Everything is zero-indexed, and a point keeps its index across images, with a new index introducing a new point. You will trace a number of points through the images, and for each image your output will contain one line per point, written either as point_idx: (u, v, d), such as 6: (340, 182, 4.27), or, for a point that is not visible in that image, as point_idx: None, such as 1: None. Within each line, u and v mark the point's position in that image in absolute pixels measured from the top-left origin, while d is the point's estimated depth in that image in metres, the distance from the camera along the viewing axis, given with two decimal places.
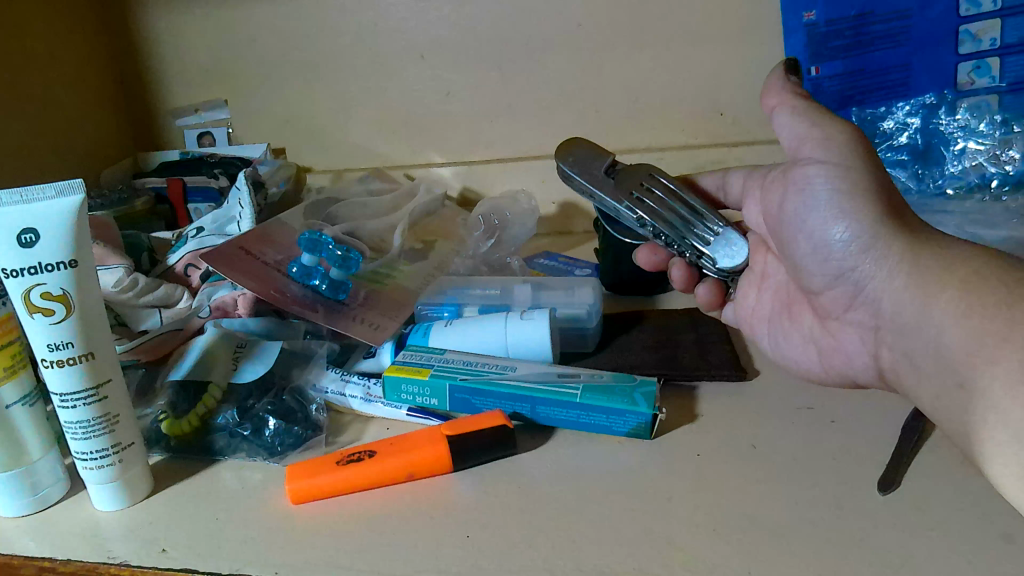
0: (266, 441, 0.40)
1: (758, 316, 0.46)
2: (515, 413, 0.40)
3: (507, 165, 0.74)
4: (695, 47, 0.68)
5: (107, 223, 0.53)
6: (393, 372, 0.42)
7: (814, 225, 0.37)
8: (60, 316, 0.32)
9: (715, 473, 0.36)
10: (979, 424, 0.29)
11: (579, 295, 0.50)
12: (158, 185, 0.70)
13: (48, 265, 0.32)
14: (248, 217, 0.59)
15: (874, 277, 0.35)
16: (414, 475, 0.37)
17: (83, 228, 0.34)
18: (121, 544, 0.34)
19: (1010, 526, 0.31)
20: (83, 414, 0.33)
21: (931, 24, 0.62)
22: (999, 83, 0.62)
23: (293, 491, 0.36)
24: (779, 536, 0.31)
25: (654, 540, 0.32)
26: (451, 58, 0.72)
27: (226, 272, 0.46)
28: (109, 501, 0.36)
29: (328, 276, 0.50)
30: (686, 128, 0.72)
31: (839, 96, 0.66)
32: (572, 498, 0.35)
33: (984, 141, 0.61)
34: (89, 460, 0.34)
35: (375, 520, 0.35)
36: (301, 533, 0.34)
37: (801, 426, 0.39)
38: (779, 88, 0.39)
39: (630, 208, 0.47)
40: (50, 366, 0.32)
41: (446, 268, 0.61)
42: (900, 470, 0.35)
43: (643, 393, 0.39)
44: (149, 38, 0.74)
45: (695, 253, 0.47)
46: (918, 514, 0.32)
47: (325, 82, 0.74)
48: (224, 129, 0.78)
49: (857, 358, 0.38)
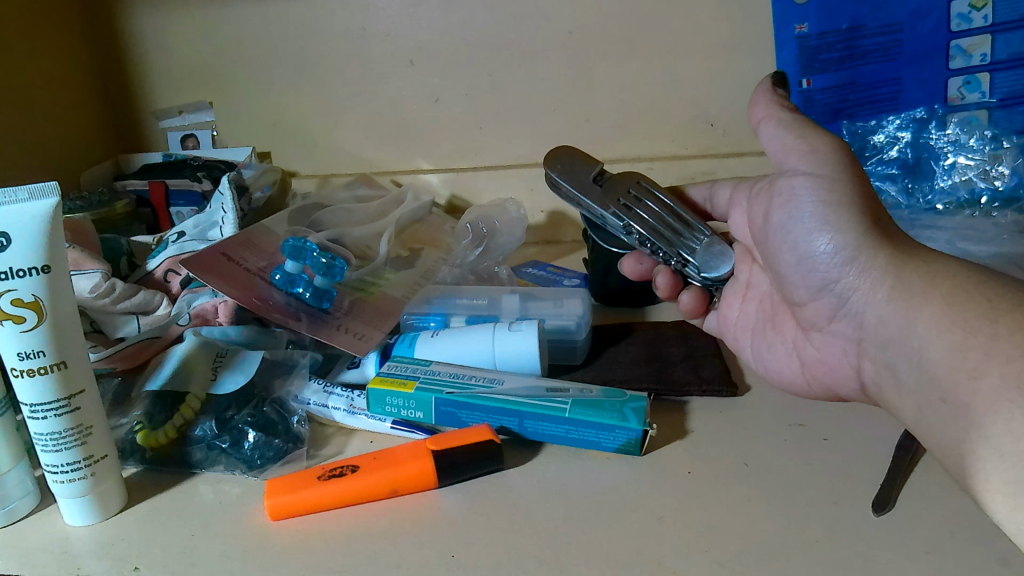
0: (245, 454, 0.39)
1: (742, 326, 0.46)
2: (502, 427, 0.40)
3: (496, 172, 0.74)
4: (685, 57, 0.68)
5: (83, 227, 0.51)
6: (377, 384, 0.41)
7: (798, 236, 0.37)
8: (32, 324, 0.31)
9: (706, 490, 0.35)
10: (963, 440, 0.28)
11: (569, 306, 0.50)
12: (140, 188, 0.68)
13: (19, 270, 0.31)
14: (230, 222, 0.58)
15: (858, 289, 0.34)
16: (398, 492, 0.36)
17: (57, 231, 0.32)
18: (93, 560, 0.33)
19: (1006, 549, 0.30)
20: (55, 425, 0.32)
21: (922, 39, 0.62)
22: (990, 98, 0.63)
23: (271, 507, 0.34)
24: (771, 558, 0.31)
25: (643, 560, 0.31)
26: (440, 64, 0.71)
27: (204, 277, 0.45)
28: (80, 516, 0.34)
29: (312, 284, 0.49)
30: (676, 138, 0.72)
31: (829, 109, 0.65)
32: (558, 515, 0.34)
33: (974, 156, 0.60)
34: (60, 473, 0.33)
35: (355, 538, 0.33)
36: (278, 551, 0.33)
37: (792, 444, 0.39)
38: (766, 101, 0.38)
39: (617, 216, 0.47)
40: (20, 376, 0.31)
41: (432, 277, 0.60)
42: (892, 490, 0.34)
43: (633, 408, 0.39)
44: (133, 38, 0.73)
45: (681, 261, 0.46)
46: (911, 537, 0.31)
47: (312, 86, 0.73)
48: (208, 131, 0.77)
49: (839, 370, 0.38)
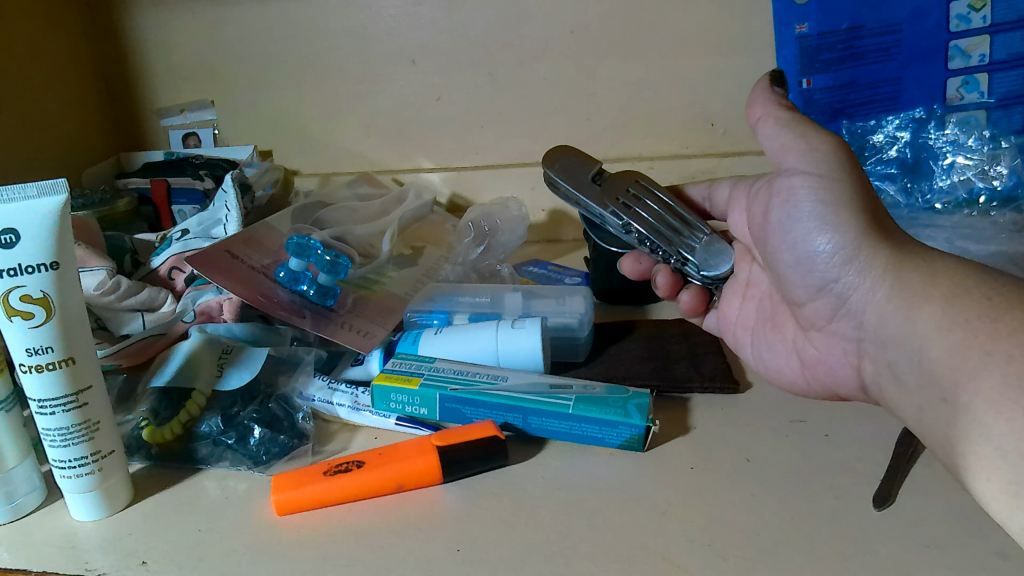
0: (251, 450, 0.39)
1: (742, 325, 0.46)
2: (505, 424, 0.40)
3: (497, 171, 0.74)
4: (685, 56, 0.68)
5: (88, 224, 0.52)
6: (381, 381, 0.42)
7: (797, 236, 0.37)
8: (40, 320, 0.31)
9: (710, 486, 0.35)
10: (963, 439, 0.28)
11: (571, 303, 0.50)
12: (142, 186, 0.68)
13: (29, 266, 0.31)
14: (234, 220, 0.58)
15: (857, 289, 0.35)
16: (403, 487, 0.36)
17: (65, 229, 0.33)
18: (100, 555, 0.33)
19: (1005, 544, 0.31)
20: (62, 421, 0.32)
21: (921, 39, 0.63)
22: (988, 98, 0.64)
23: (279, 501, 0.35)
24: (774, 552, 0.31)
25: (648, 554, 0.31)
26: (440, 62, 0.71)
27: (209, 274, 0.45)
28: (87, 512, 0.35)
29: (317, 282, 0.50)
30: (677, 138, 0.72)
31: (829, 109, 0.66)
32: (563, 511, 0.34)
33: (973, 156, 0.61)
34: (67, 469, 0.33)
35: (361, 533, 0.34)
36: (285, 546, 0.33)
37: (792, 440, 0.39)
38: (764, 99, 0.39)
39: (615, 214, 0.47)
40: (28, 371, 0.31)
41: (434, 276, 0.61)
42: (893, 485, 0.34)
43: (636, 405, 0.39)
44: (135, 36, 0.73)
45: (681, 260, 0.47)
46: (912, 531, 0.32)
47: (314, 84, 0.74)
48: (210, 129, 0.77)
49: (839, 369, 0.38)
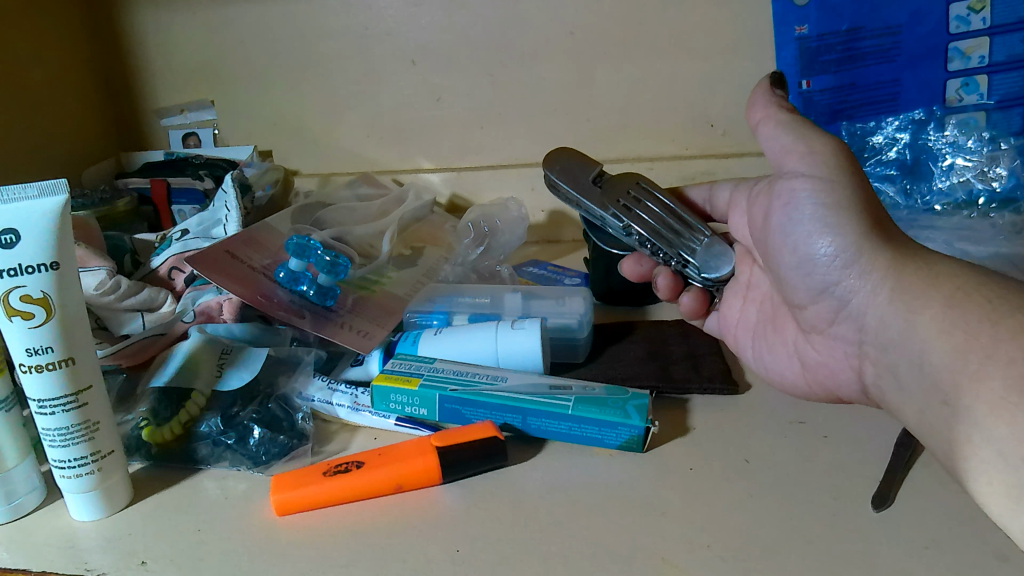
0: (250, 450, 0.39)
1: (743, 327, 0.46)
2: (504, 424, 0.40)
3: (497, 171, 0.74)
4: (685, 57, 0.68)
5: (88, 224, 0.52)
6: (381, 381, 0.42)
7: (798, 239, 0.37)
8: (40, 320, 0.31)
9: (709, 487, 0.35)
10: (963, 442, 0.29)
11: (570, 304, 0.50)
12: (142, 186, 0.68)
13: (29, 266, 0.31)
14: (234, 220, 0.58)
15: (858, 292, 0.35)
16: (403, 488, 0.36)
17: (65, 229, 0.33)
18: (100, 555, 0.33)
19: (1003, 546, 0.31)
20: (61, 421, 0.32)
21: (921, 40, 0.63)
22: (988, 100, 0.64)
23: (278, 502, 0.35)
24: (773, 553, 0.31)
25: (647, 556, 0.31)
26: (440, 63, 0.71)
27: (209, 274, 0.45)
28: (86, 512, 0.35)
29: (316, 282, 0.50)
30: (676, 139, 0.72)
31: (828, 110, 0.66)
32: (562, 512, 0.34)
33: (972, 158, 0.62)
34: (67, 469, 0.33)
35: (360, 533, 0.34)
36: (284, 546, 0.33)
37: (791, 441, 0.39)
38: (765, 102, 0.39)
39: (616, 216, 0.47)
40: (28, 371, 0.31)
41: (434, 276, 0.61)
42: (892, 486, 0.34)
43: (635, 405, 0.39)
44: (135, 36, 0.73)
45: (681, 262, 0.47)
46: (911, 533, 0.32)
47: (314, 84, 0.74)
48: (210, 129, 0.77)
49: (840, 372, 0.38)
